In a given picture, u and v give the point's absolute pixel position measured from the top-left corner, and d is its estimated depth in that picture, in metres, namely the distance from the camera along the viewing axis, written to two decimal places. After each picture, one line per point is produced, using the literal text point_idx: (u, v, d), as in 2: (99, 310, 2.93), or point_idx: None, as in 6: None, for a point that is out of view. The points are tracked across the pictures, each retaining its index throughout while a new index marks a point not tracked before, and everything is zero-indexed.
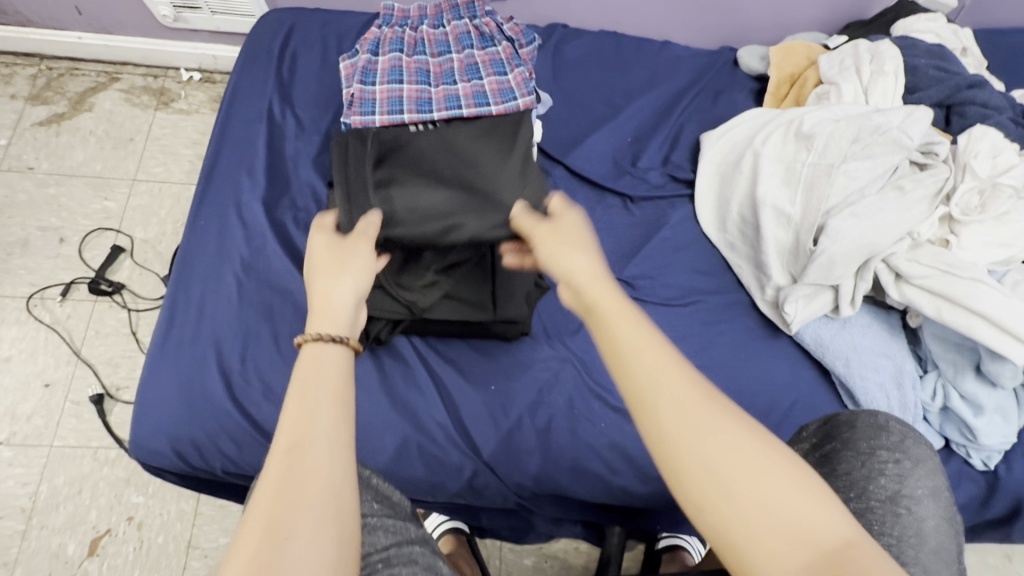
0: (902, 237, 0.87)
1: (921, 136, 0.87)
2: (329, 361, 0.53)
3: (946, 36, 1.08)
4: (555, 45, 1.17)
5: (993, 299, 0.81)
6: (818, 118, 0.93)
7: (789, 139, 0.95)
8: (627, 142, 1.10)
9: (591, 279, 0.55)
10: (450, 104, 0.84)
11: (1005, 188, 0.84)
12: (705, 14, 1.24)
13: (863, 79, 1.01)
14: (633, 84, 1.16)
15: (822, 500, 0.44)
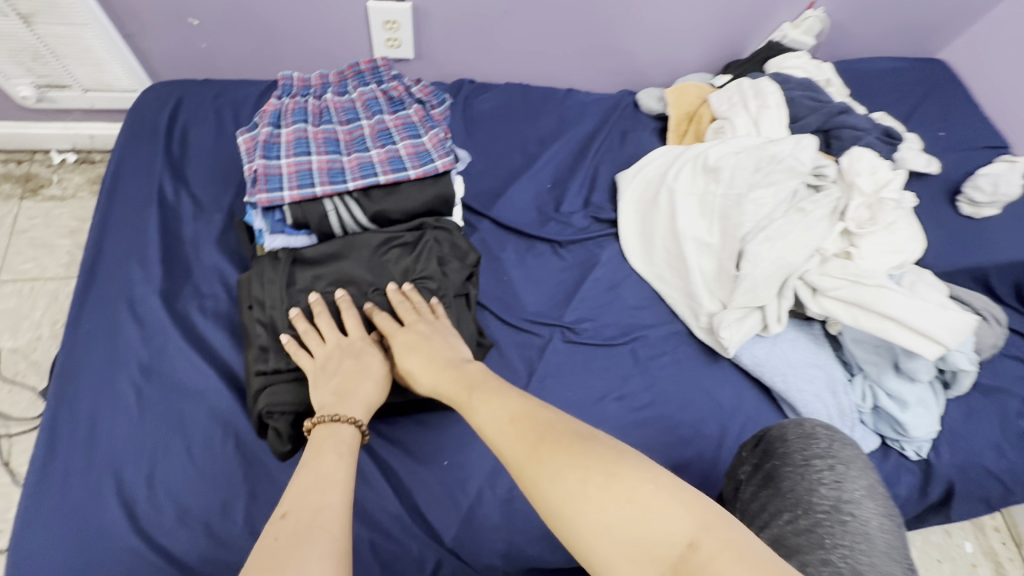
0: (812, 254, 0.93)
1: (811, 161, 0.95)
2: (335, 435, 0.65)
3: (810, 70, 1.22)
4: (464, 101, 1.18)
5: (899, 301, 0.86)
6: (720, 152, 0.99)
7: (698, 174, 1.00)
8: (548, 188, 1.12)
9: (454, 365, 0.72)
10: (365, 172, 0.80)
11: (889, 201, 0.92)
12: (602, 63, 1.31)
13: (751, 115, 1.10)
14: (545, 132, 1.19)
15: (664, 509, 0.51)
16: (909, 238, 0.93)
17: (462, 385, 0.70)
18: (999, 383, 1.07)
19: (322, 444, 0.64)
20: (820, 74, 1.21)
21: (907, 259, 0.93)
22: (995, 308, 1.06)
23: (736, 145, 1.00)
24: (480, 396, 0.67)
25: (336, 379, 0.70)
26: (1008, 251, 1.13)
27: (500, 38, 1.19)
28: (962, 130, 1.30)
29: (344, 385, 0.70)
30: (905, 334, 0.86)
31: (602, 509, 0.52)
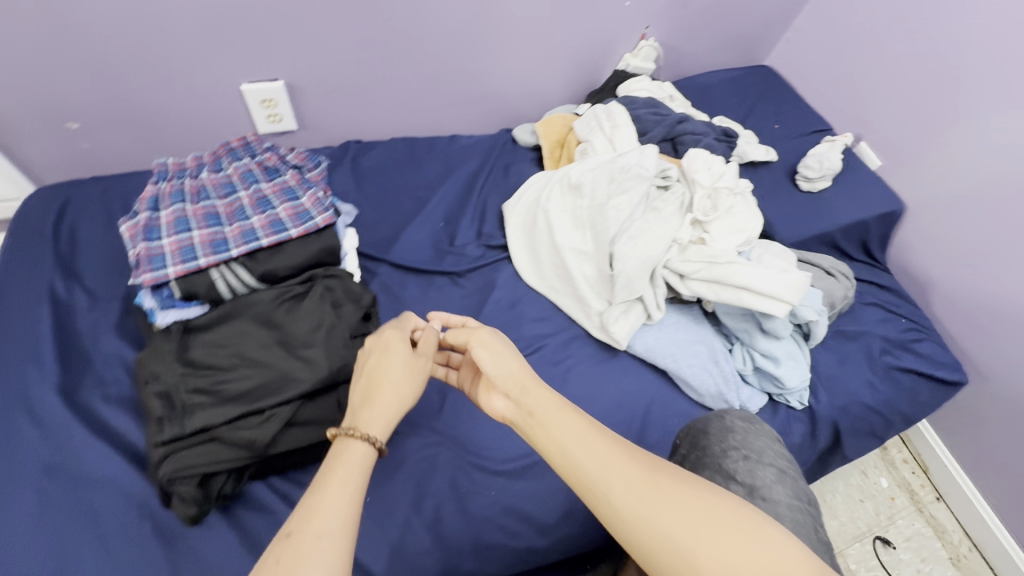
0: (670, 245, 1.05)
1: (655, 166, 1.09)
2: (355, 454, 0.62)
3: (654, 89, 1.40)
4: (352, 160, 1.26)
5: (747, 273, 0.99)
6: (582, 169, 1.12)
7: (567, 191, 1.12)
8: (440, 226, 1.21)
9: (526, 387, 0.69)
10: (248, 238, 0.86)
11: (723, 190, 1.07)
12: (477, 109, 1.44)
13: (609, 132, 1.24)
14: (433, 176, 1.29)
15: (769, 544, 0.51)
16: (750, 218, 1.09)
17: (540, 401, 0.67)
18: (861, 328, 1.22)
19: (338, 456, 0.62)
20: (663, 92, 1.39)
21: (751, 236, 1.08)
22: (840, 265, 1.22)
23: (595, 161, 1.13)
24: (566, 413, 0.65)
25: (359, 383, 0.72)
26: (845, 215, 1.32)
27: (376, 99, 1.30)
28: (793, 120, 1.51)
29: (370, 396, 0.69)
30: (758, 300, 0.98)
31: (718, 552, 0.51)
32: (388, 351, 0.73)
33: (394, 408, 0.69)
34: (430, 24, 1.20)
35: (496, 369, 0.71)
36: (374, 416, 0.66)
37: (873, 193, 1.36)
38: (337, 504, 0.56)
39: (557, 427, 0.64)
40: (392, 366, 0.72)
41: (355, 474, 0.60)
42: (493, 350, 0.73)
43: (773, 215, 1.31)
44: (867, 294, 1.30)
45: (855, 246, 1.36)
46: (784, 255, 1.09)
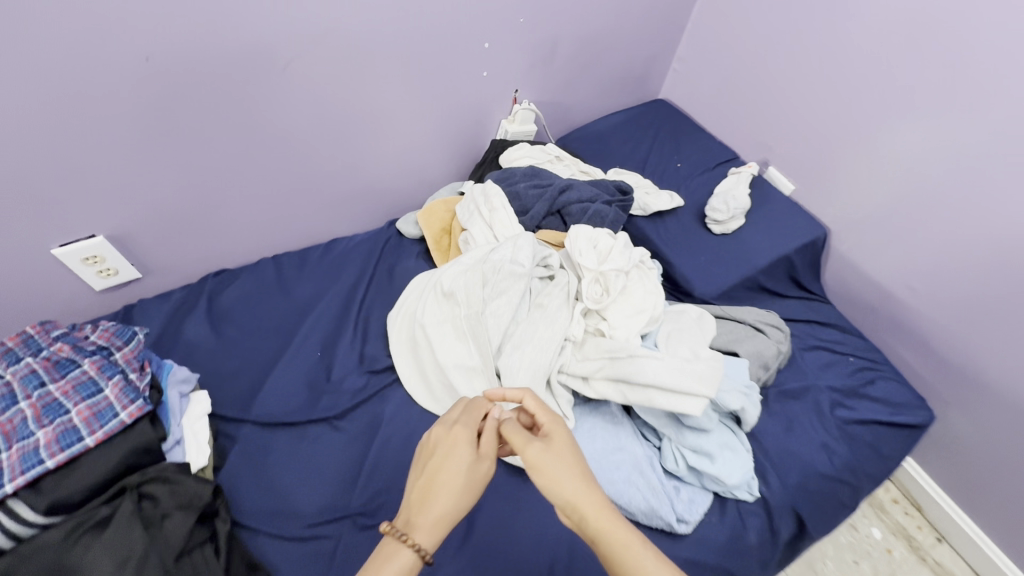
0: (562, 345, 0.92)
1: (531, 258, 0.97)
2: (395, 565, 0.56)
3: (537, 154, 1.28)
4: (206, 301, 1.11)
5: (651, 367, 0.85)
6: (457, 274, 0.98)
7: (444, 302, 0.98)
8: (315, 360, 1.06)
9: (611, 515, 0.61)
10: (27, 463, 0.68)
11: (611, 271, 0.95)
12: (352, 207, 1.31)
13: (488, 217, 1.12)
14: (304, 300, 1.15)
15: None
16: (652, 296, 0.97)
17: (613, 534, 0.59)
18: (805, 381, 1.09)
19: (386, 561, 0.57)
20: (546, 156, 1.28)
21: (653, 315, 0.95)
22: (766, 315, 1.10)
23: (471, 260, 1.01)
24: (647, 556, 0.58)
25: (419, 483, 0.64)
26: (765, 255, 1.19)
27: (230, 226, 1.15)
28: (696, 154, 1.40)
29: (426, 497, 0.62)
30: (668, 398, 0.84)
31: None
32: (451, 452, 0.65)
33: (450, 515, 0.61)
34: (273, 137, 1.08)
35: (565, 486, 0.63)
36: (427, 523, 0.60)
37: (791, 223, 1.24)
38: None
39: (637, 568, 0.57)
40: (451, 467, 0.64)
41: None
42: (560, 465, 0.64)
43: (687, 267, 1.18)
44: (805, 338, 1.17)
45: (785, 283, 1.24)
46: (696, 332, 0.98)
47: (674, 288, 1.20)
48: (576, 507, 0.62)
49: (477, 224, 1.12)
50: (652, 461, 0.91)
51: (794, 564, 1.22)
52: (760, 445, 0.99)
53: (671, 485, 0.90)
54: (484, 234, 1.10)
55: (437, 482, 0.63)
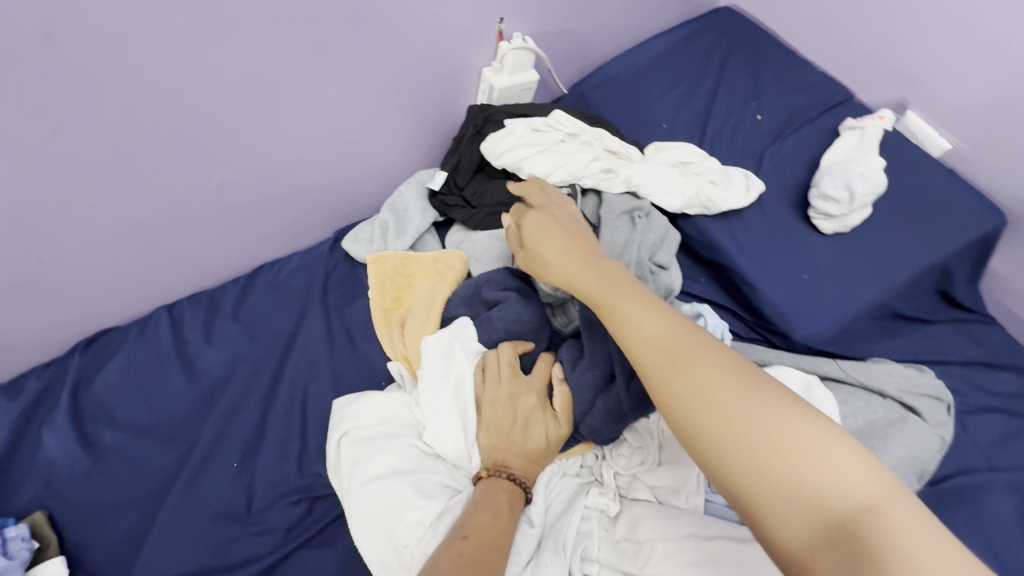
0: (589, 525, 0.63)
1: (554, 473, 0.66)
2: (501, 487, 0.58)
3: (538, 134, 0.84)
4: (68, 393, 0.76)
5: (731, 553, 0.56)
6: (424, 478, 0.64)
7: (383, 516, 0.61)
8: (224, 479, 0.71)
9: (599, 270, 0.54)
10: None
11: None
12: (276, 219, 0.90)
13: (452, 390, 0.66)
14: (213, 380, 0.79)
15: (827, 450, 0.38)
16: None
17: (685, 350, 0.45)
18: (969, 473, 0.70)
19: (483, 502, 0.57)
20: (551, 138, 0.84)
21: None
22: (917, 378, 0.70)
23: (439, 463, 0.66)
24: (701, 361, 0.44)
25: (501, 428, 0.62)
26: (905, 268, 0.76)
27: (84, 276, 0.77)
28: (787, 98, 0.91)
29: (514, 444, 0.61)
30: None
31: (770, 434, 0.39)
32: (527, 433, 0.62)
33: (544, 454, 0.62)
34: (108, 142, 0.67)
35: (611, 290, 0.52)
36: (522, 468, 0.61)
37: (947, 210, 0.78)
38: (485, 517, 0.55)
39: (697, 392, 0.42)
40: (535, 433, 0.62)
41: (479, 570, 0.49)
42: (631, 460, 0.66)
43: (778, 296, 0.77)
44: (968, 394, 0.76)
45: (931, 303, 0.81)
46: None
47: (757, 323, 0.79)
48: (608, 300, 0.51)
49: (433, 390, 0.67)
50: None
51: None
52: None
53: None
54: (436, 415, 0.65)
55: (518, 435, 0.62)
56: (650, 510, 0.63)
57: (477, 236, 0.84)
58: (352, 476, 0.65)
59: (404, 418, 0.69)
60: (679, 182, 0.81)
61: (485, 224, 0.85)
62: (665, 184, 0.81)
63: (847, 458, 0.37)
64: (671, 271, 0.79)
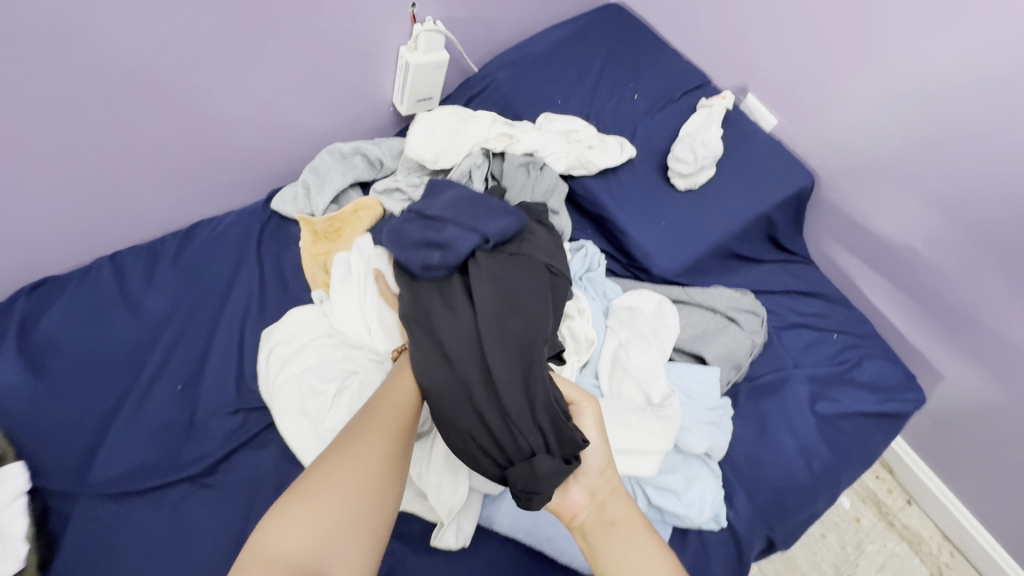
0: None
1: None
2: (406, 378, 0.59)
3: (485, 128, 0.96)
4: (16, 330, 0.84)
5: None
6: (327, 368, 0.76)
7: (299, 403, 0.75)
8: (172, 398, 0.82)
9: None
10: None
11: None
12: (213, 178, 0.99)
13: (357, 297, 0.79)
14: (155, 318, 0.88)
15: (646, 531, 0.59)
16: (569, 324, 0.75)
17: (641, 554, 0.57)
18: (778, 370, 0.92)
19: None
20: (477, 125, 0.96)
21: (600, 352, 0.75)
22: (739, 297, 0.90)
23: (350, 354, 0.78)
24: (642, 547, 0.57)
25: None
26: (740, 215, 0.97)
27: (30, 222, 0.85)
28: (658, 81, 1.10)
29: None
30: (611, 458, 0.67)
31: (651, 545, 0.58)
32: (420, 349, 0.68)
33: None
34: (57, 100, 0.76)
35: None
36: None
37: (772, 172, 1.00)
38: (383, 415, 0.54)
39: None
40: None
41: (394, 441, 0.53)
42: None
43: (643, 240, 0.95)
44: (784, 314, 0.98)
45: (761, 245, 1.02)
46: (648, 344, 0.76)
47: (630, 264, 0.97)
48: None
49: (342, 298, 0.80)
50: None
51: None
52: (730, 460, 0.84)
53: None
54: (344, 317, 0.79)
55: None
56: None
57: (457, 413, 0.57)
58: (274, 379, 0.78)
59: (316, 329, 0.81)
60: (565, 148, 0.97)
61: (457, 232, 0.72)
62: (554, 148, 0.96)
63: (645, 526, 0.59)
64: (561, 215, 0.94)
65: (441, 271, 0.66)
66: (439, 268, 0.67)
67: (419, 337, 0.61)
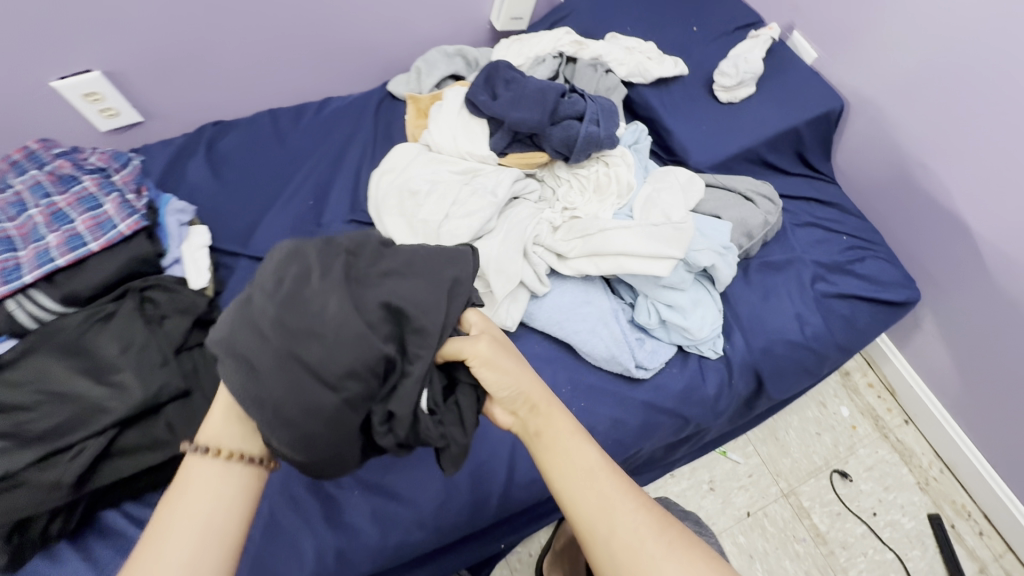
0: (541, 223, 0.95)
1: (508, 187, 0.95)
2: (204, 473, 0.56)
3: (564, 41, 1.20)
4: (204, 147, 1.14)
5: (625, 236, 0.88)
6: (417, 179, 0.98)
7: (399, 206, 0.97)
8: (304, 206, 1.09)
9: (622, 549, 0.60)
10: (42, 261, 0.78)
11: (597, 160, 0.99)
12: (346, 63, 1.27)
13: (448, 128, 1.00)
14: (296, 154, 1.16)
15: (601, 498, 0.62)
16: (619, 171, 0.97)
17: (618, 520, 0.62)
18: (788, 254, 1.08)
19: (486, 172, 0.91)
20: (557, 39, 1.21)
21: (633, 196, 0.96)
22: (760, 186, 1.07)
23: (436, 169, 0.99)
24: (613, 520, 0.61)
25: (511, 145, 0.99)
26: (771, 126, 1.13)
27: (220, 73, 1.15)
28: (716, 17, 1.28)
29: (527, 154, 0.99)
30: (640, 263, 0.87)
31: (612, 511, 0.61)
32: (255, 434, 0.60)
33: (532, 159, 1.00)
34: None
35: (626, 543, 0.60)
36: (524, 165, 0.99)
37: (805, 95, 1.15)
38: (192, 518, 0.53)
39: (596, 491, 0.61)
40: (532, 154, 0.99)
41: (208, 544, 0.52)
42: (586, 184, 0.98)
43: (684, 136, 1.14)
44: (799, 215, 1.14)
45: (789, 158, 1.18)
46: (677, 192, 0.95)
47: (670, 159, 1.17)
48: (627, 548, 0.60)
49: (437, 129, 1.01)
50: (618, 314, 0.95)
51: (756, 431, 1.30)
52: (732, 311, 1.02)
53: (638, 336, 0.95)
54: (437, 143, 1.00)
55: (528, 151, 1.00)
56: (584, 221, 0.94)
57: (383, 439, 0.62)
58: (377, 196, 1.01)
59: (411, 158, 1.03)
60: (628, 58, 1.18)
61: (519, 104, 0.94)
62: (619, 59, 1.18)
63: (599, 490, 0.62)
64: None
65: (265, 366, 0.56)
66: (275, 347, 0.56)
67: (304, 421, 0.56)
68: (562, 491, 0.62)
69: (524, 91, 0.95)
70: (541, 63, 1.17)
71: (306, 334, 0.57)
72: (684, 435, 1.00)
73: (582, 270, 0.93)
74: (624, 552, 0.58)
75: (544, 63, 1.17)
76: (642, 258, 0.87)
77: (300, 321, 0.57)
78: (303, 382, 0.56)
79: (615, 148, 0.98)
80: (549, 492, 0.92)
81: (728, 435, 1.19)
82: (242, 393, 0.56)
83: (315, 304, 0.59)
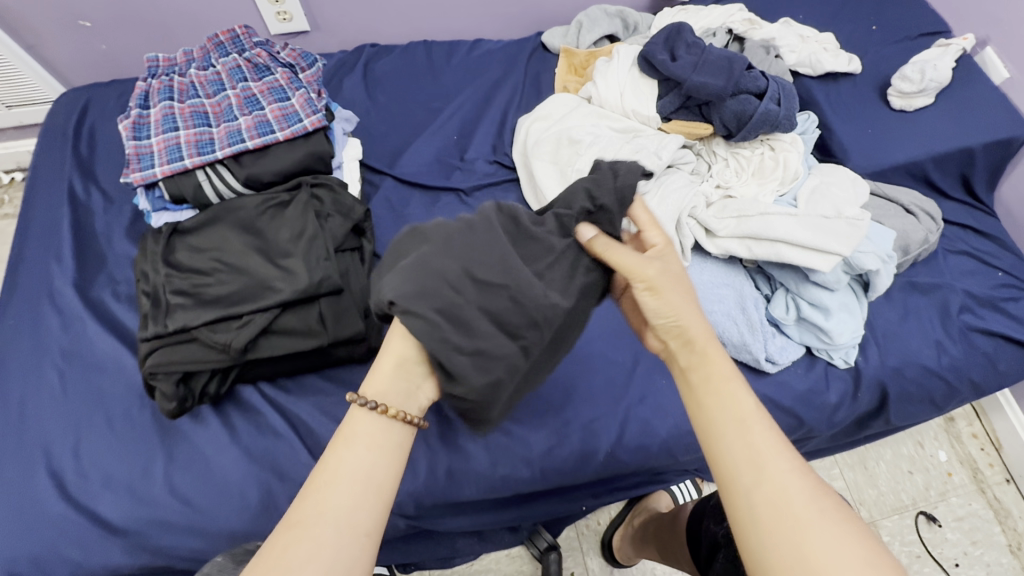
0: (697, 196, 0.93)
1: (670, 153, 0.94)
2: (367, 427, 0.56)
3: (735, 20, 1.17)
4: (363, 67, 1.17)
5: (787, 222, 0.85)
6: (578, 128, 0.97)
7: (555, 154, 0.97)
8: (450, 139, 1.10)
9: (766, 501, 0.51)
10: (233, 139, 0.82)
11: (761, 144, 0.97)
12: (504, 7, 1.25)
13: (618, 83, 1.00)
14: (444, 88, 1.17)
15: (743, 435, 0.55)
16: (788, 155, 0.93)
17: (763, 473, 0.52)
18: (939, 279, 1.02)
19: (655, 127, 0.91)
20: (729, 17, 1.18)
21: (797, 185, 0.93)
22: (925, 203, 1.02)
23: (597, 121, 0.99)
24: (758, 459, 0.53)
25: (678, 113, 0.99)
26: (947, 141, 1.05)
27: None
28: (899, 19, 1.20)
29: (690, 125, 0.98)
30: (800, 253, 0.84)
31: (757, 457, 0.53)
32: (415, 395, 0.59)
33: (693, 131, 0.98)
34: None
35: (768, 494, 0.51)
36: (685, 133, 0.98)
37: (991, 114, 1.06)
38: (351, 472, 0.52)
39: (748, 442, 0.54)
40: (698, 126, 0.98)
41: (371, 498, 0.52)
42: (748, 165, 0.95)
43: (847, 138, 1.08)
44: (954, 241, 1.07)
45: (952, 181, 1.11)
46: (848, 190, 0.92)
47: (825, 159, 1.11)
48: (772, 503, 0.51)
49: (605, 82, 1.01)
50: (757, 302, 0.93)
51: (845, 456, 1.26)
52: (869, 326, 0.98)
53: (771, 328, 0.92)
54: (604, 96, 1.01)
55: (692, 122, 0.98)
56: (744, 201, 0.91)
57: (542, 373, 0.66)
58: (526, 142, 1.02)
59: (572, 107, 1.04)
60: (801, 46, 1.13)
61: (700, 69, 0.93)
62: (791, 46, 1.13)
63: (747, 426, 0.55)
64: None
65: (453, 311, 0.54)
66: (463, 291, 0.56)
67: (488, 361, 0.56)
68: (710, 423, 0.57)
69: (708, 56, 0.94)
70: (712, 36, 1.13)
71: (490, 281, 0.57)
72: (793, 439, 0.97)
73: (734, 252, 0.90)
74: (767, 501, 0.51)
75: (713, 36, 1.13)
76: (803, 247, 0.84)
77: (484, 269, 0.57)
78: (492, 332, 0.56)
79: (788, 131, 0.95)
80: (652, 463, 0.91)
81: (822, 452, 1.15)
82: (439, 347, 0.53)
83: (492, 245, 0.58)
